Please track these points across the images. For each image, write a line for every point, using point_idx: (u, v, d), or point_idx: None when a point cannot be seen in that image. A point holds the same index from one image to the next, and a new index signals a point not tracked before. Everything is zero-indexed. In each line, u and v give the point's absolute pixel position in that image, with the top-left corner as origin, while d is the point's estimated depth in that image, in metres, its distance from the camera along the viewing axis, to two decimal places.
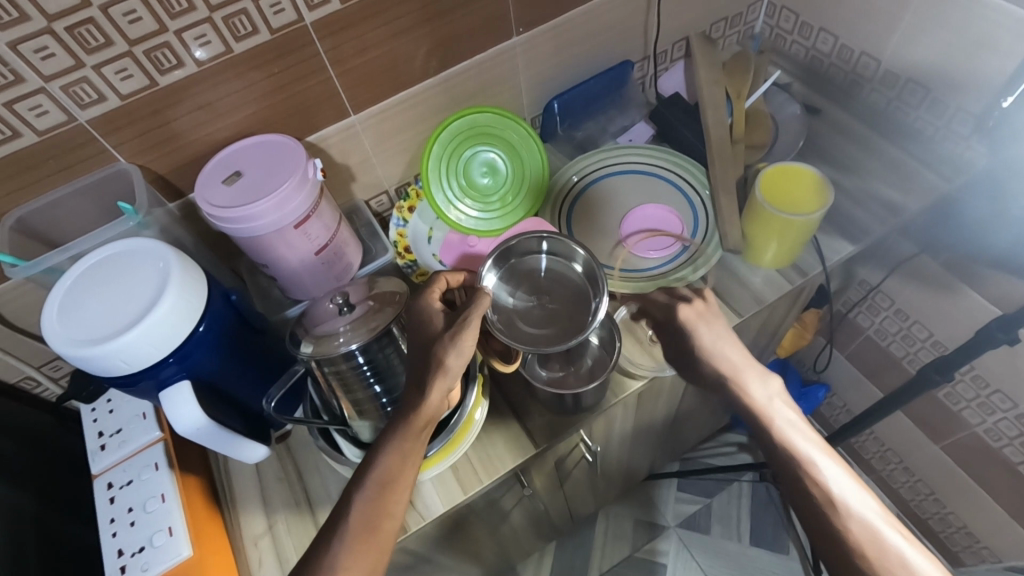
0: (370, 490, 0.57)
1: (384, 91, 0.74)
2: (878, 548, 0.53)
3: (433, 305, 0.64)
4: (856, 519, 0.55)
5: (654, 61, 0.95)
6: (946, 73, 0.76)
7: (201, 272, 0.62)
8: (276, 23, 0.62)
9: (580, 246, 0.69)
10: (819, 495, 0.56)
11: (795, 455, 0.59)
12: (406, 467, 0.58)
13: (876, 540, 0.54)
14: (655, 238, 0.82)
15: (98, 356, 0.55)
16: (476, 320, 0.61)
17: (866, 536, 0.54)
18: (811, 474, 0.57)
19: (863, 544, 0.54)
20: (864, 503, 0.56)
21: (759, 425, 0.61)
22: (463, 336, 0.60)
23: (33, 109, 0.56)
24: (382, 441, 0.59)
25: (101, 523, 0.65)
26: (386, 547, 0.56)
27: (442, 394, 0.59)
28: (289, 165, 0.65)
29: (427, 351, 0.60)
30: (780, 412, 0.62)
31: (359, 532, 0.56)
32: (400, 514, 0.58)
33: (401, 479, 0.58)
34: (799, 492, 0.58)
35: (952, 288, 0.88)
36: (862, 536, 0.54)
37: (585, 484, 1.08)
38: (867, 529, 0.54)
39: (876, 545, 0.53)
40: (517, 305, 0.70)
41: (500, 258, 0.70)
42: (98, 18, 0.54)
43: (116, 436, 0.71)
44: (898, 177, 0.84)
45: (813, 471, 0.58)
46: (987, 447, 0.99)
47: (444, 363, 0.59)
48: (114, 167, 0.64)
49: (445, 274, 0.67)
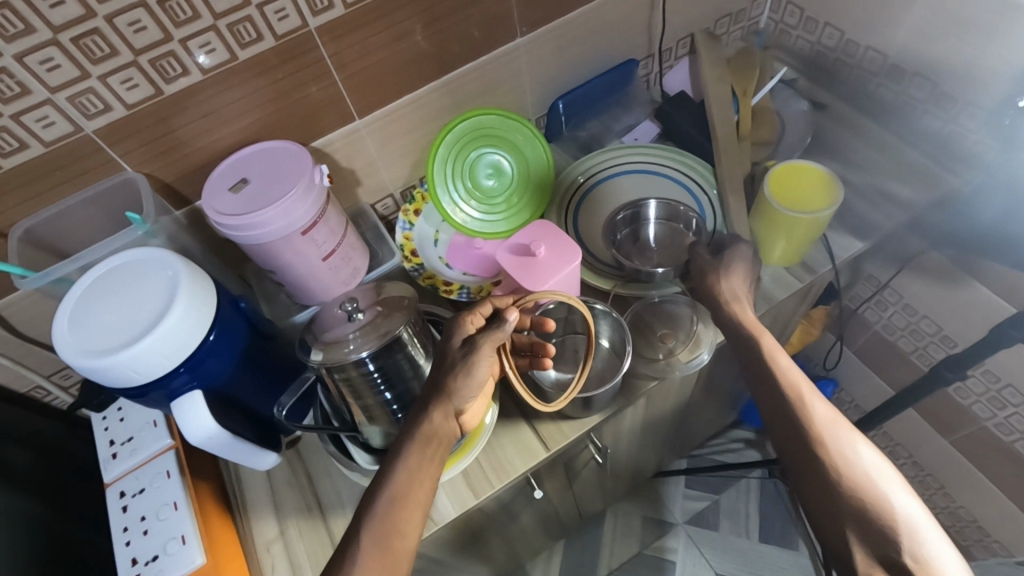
0: (380, 501, 0.57)
1: (390, 92, 0.74)
2: (834, 445, 0.58)
3: (465, 327, 0.64)
4: (820, 426, 0.59)
5: (659, 59, 0.95)
6: (955, 66, 0.75)
7: (209, 281, 0.62)
8: (280, 29, 0.61)
9: (684, 205, 0.80)
10: (786, 392, 0.62)
11: (773, 366, 0.64)
12: (416, 486, 0.58)
13: (839, 443, 0.58)
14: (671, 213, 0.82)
15: (111, 368, 0.55)
16: (488, 346, 0.61)
17: (825, 426, 0.59)
18: (785, 383, 0.63)
19: (825, 444, 0.58)
20: (823, 409, 0.61)
21: (748, 344, 0.66)
22: (474, 362, 0.61)
23: (40, 121, 0.56)
24: (393, 458, 0.59)
25: (115, 532, 0.65)
26: (398, 563, 0.55)
27: (445, 409, 0.61)
28: (295, 172, 0.65)
29: (439, 375, 0.62)
30: (763, 330, 0.66)
31: (372, 542, 0.55)
32: (412, 533, 0.57)
33: (410, 494, 0.58)
34: (762, 381, 0.64)
35: (961, 282, 0.88)
36: (827, 440, 0.58)
37: (594, 483, 1.09)
38: (828, 429, 0.59)
39: (834, 444, 0.58)
40: (619, 248, 0.82)
41: (637, 213, 0.82)
42: (103, 28, 0.54)
43: (127, 444, 0.71)
44: (906, 172, 0.83)
45: (786, 378, 0.63)
46: (998, 441, 0.99)
47: (449, 386, 0.61)
48: (119, 176, 0.63)
49: (492, 300, 0.66)
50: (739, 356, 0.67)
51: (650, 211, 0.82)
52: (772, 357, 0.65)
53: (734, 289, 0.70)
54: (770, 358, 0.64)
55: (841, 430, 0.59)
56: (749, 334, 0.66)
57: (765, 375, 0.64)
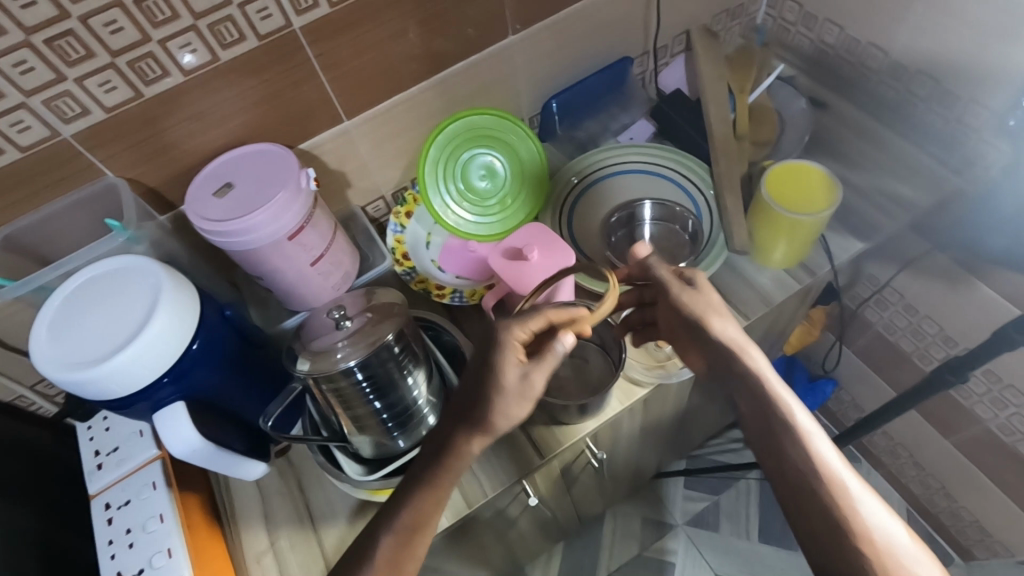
0: (395, 529, 0.58)
1: (379, 93, 0.72)
2: (893, 561, 0.49)
3: (512, 354, 0.57)
4: (869, 527, 0.51)
5: (655, 56, 0.93)
6: (958, 62, 0.74)
7: (193, 288, 0.60)
8: (264, 29, 0.60)
9: (684, 209, 0.80)
10: (832, 491, 0.53)
11: (814, 458, 0.54)
12: (431, 515, 0.58)
13: (892, 552, 0.50)
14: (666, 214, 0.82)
15: (90, 380, 0.53)
16: (542, 378, 0.57)
17: (876, 531, 0.51)
18: (825, 473, 0.54)
19: (878, 552, 0.50)
20: (872, 505, 0.52)
21: (778, 427, 0.56)
22: (524, 399, 0.57)
23: (15, 125, 0.54)
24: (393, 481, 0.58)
25: (99, 545, 0.63)
26: None
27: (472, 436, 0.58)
28: (282, 176, 0.64)
29: (472, 407, 0.58)
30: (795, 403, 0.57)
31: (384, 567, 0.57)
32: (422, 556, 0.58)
33: (426, 521, 0.58)
34: (788, 465, 0.55)
35: (963, 281, 0.86)
36: (883, 553, 0.50)
37: (592, 486, 1.07)
38: (881, 537, 0.51)
39: (891, 558, 0.50)
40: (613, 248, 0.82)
41: (632, 213, 0.82)
42: (78, 29, 0.52)
43: (113, 454, 0.69)
44: (907, 171, 0.82)
45: (824, 466, 0.54)
46: (1000, 443, 0.97)
47: (489, 422, 0.57)
48: (100, 181, 0.62)
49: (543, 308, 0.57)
50: (761, 440, 0.57)
51: (645, 211, 0.82)
52: (807, 438, 0.55)
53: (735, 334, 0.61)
54: (809, 443, 0.55)
55: (893, 532, 0.51)
56: (778, 409, 0.57)
57: (804, 470, 0.54)
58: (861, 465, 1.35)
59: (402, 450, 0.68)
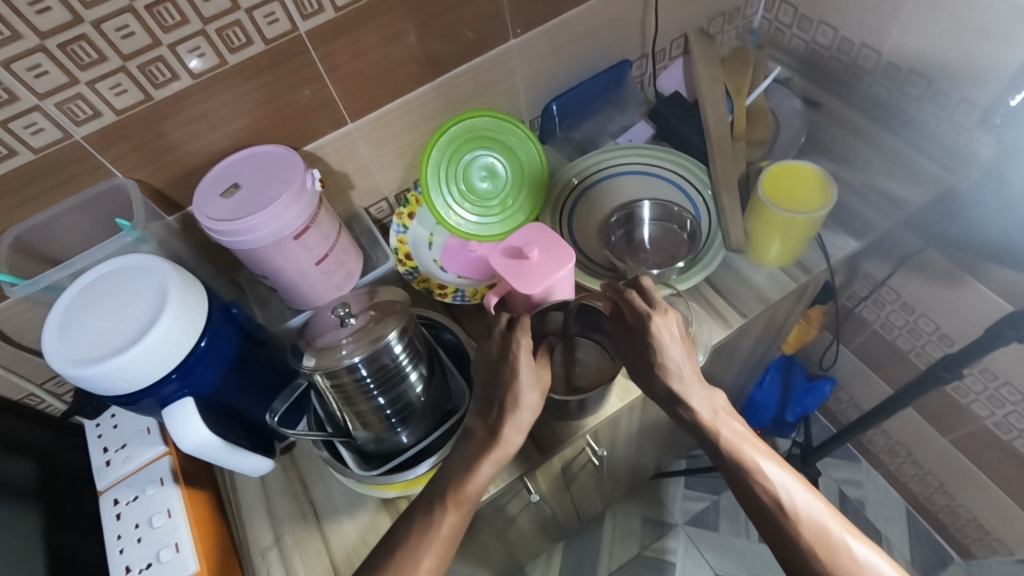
0: (451, 512, 0.59)
1: (382, 95, 0.74)
2: (833, 553, 0.54)
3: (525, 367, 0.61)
4: (810, 531, 0.55)
5: (653, 59, 0.94)
6: (951, 63, 0.75)
7: (200, 287, 0.62)
8: (270, 33, 0.61)
9: (681, 209, 0.82)
10: (770, 501, 0.57)
11: (749, 472, 0.58)
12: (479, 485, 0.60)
13: (834, 553, 0.54)
14: (664, 214, 0.83)
15: (100, 376, 0.55)
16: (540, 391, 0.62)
17: (816, 535, 0.55)
18: (764, 487, 0.57)
19: (823, 555, 0.54)
20: (811, 507, 0.57)
21: (722, 450, 0.59)
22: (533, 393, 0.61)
23: (28, 128, 0.56)
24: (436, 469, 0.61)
25: (109, 540, 0.64)
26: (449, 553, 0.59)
27: (519, 429, 0.61)
28: (287, 176, 0.65)
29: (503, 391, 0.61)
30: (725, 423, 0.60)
31: (439, 551, 0.59)
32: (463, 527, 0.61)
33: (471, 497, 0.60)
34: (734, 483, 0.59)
35: (958, 280, 0.88)
36: (819, 547, 0.55)
37: (593, 485, 1.08)
38: (819, 533, 0.55)
39: (829, 551, 0.55)
40: (611, 249, 0.83)
41: (630, 215, 0.84)
42: (90, 34, 0.53)
43: (120, 451, 0.70)
44: (901, 171, 0.83)
45: (762, 480, 0.57)
46: (997, 439, 0.98)
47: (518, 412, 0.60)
48: (110, 182, 0.63)
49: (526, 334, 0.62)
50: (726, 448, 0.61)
51: (644, 211, 0.83)
52: (742, 457, 0.58)
53: (682, 377, 0.59)
54: (743, 461, 0.58)
55: (833, 532, 0.55)
56: (710, 433, 0.59)
57: (746, 486, 0.58)
58: (859, 464, 1.36)
59: (406, 445, 0.69)
